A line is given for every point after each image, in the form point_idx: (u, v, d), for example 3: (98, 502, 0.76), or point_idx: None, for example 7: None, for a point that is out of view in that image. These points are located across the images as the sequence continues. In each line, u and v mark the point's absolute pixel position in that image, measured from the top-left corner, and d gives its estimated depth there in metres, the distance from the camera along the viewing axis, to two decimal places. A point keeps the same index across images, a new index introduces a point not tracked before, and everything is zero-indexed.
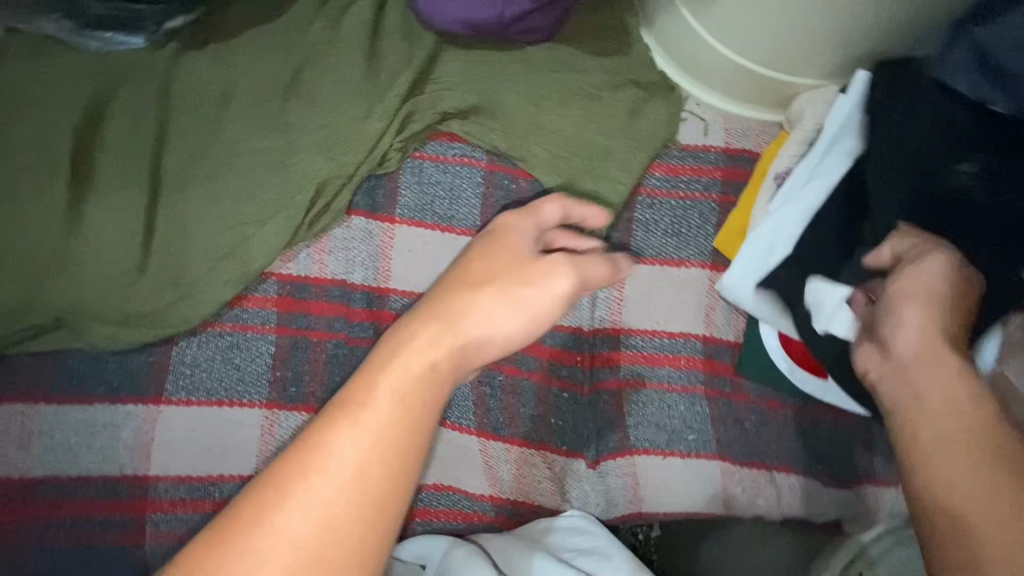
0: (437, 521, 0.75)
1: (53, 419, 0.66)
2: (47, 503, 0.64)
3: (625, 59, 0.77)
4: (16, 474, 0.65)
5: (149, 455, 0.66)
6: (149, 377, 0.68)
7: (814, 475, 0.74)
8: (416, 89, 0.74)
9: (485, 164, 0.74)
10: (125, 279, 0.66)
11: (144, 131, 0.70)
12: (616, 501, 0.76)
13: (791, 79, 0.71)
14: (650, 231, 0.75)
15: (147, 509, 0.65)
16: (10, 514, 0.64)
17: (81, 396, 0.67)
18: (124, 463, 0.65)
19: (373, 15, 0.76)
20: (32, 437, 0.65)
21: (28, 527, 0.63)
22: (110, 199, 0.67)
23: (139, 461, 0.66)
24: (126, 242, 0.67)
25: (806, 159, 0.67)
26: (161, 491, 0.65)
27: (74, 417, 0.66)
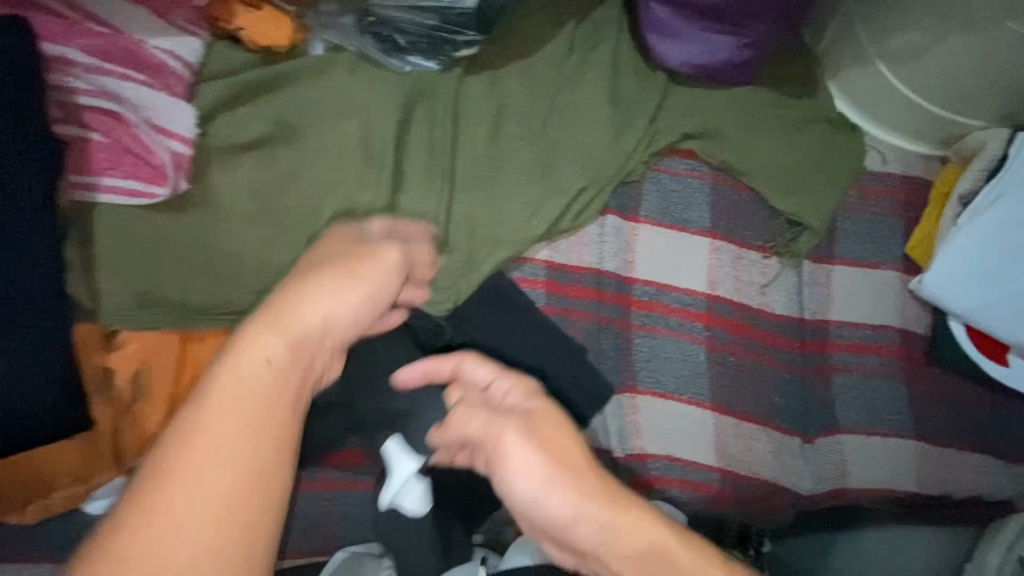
0: (671, 490, 0.81)
1: None
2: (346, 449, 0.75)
3: (814, 102, 0.92)
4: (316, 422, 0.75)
5: None
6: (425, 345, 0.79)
7: (1000, 454, 0.85)
8: (654, 116, 0.88)
9: (711, 177, 0.89)
10: None
11: (440, 137, 0.82)
12: (827, 476, 0.84)
13: (962, 121, 0.88)
14: (851, 239, 0.88)
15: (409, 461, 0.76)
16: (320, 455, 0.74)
17: None
18: None
19: (613, 56, 0.91)
20: None
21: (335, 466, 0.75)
22: (416, 190, 0.79)
23: None
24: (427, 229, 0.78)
25: (988, 183, 0.83)
26: None
27: None
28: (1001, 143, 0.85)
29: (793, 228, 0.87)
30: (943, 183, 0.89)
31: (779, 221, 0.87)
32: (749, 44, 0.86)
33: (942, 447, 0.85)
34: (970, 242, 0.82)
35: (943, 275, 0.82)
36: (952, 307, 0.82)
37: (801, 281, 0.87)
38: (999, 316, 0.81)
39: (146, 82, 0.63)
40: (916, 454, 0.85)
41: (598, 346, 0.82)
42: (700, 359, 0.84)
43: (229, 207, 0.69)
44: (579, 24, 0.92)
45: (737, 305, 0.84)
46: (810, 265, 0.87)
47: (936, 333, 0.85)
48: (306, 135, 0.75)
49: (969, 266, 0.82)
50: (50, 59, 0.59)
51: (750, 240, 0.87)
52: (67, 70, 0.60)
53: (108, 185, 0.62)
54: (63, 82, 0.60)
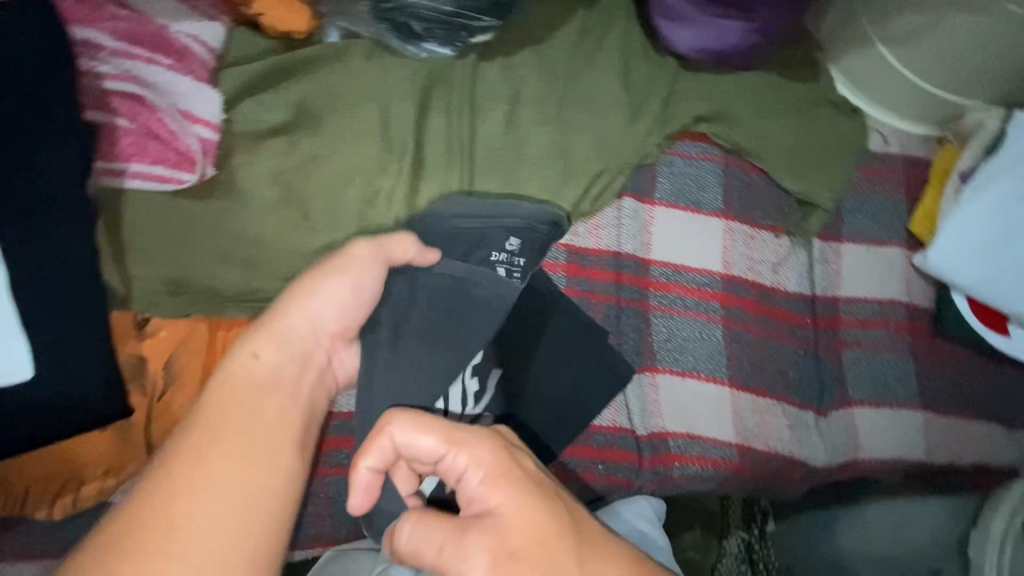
0: (692, 467, 0.83)
1: None
2: None
3: (817, 85, 0.95)
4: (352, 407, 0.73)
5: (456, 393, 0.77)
6: None
7: (1002, 420, 0.88)
8: (666, 101, 0.90)
9: (723, 160, 0.91)
10: (454, 241, 0.77)
11: (459, 123, 0.83)
12: (843, 448, 0.86)
13: (960, 102, 0.91)
14: (858, 217, 0.91)
15: None
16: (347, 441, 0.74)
17: None
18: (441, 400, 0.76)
19: (625, 42, 0.93)
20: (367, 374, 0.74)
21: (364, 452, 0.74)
22: (437, 175, 0.79)
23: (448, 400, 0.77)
24: (450, 213, 0.78)
25: (987, 160, 0.86)
26: None
27: None
28: (998, 122, 0.88)
29: (803, 208, 0.90)
30: (942, 162, 0.93)
31: (789, 202, 0.90)
32: (759, 30, 0.87)
33: (948, 417, 0.88)
34: (972, 216, 0.85)
35: (944, 249, 0.85)
36: (955, 280, 0.85)
37: (812, 260, 0.89)
38: (1000, 288, 0.84)
39: (173, 66, 0.62)
40: (924, 424, 0.88)
41: (618, 326, 0.83)
42: (718, 337, 0.86)
43: (253, 194, 0.69)
44: (590, 11, 0.93)
45: (751, 283, 0.86)
46: (820, 244, 0.89)
47: (941, 306, 0.89)
48: (328, 121, 0.75)
49: (971, 239, 0.85)
50: (77, 43, 0.59)
51: (762, 220, 0.89)
52: (95, 55, 0.59)
53: (136, 171, 0.62)
54: (88, 66, 0.59)
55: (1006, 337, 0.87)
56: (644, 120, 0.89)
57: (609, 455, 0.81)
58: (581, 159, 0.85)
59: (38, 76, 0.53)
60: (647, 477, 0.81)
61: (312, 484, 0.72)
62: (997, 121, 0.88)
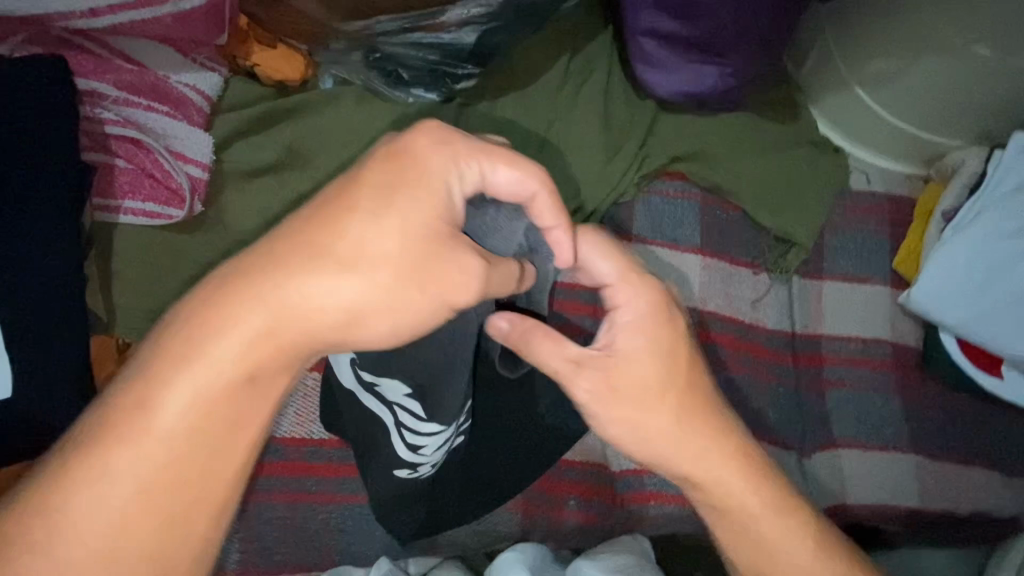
0: (668, 506, 0.81)
1: None
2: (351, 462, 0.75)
3: (796, 126, 0.97)
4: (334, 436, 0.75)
5: None
6: None
7: (999, 465, 0.84)
8: (644, 141, 0.93)
9: (700, 198, 0.93)
10: None
11: None
12: (829, 494, 0.83)
13: (939, 142, 0.92)
14: (838, 254, 0.91)
15: None
16: (318, 467, 0.74)
17: None
18: None
19: (605, 86, 0.97)
20: None
21: (335, 478, 0.74)
22: None
23: None
24: None
25: (969, 199, 0.86)
26: None
27: None
28: (979, 162, 0.88)
29: (782, 244, 0.91)
30: (925, 200, 0.93)
31: (768, 239, 0.91)
32: (733, 74, 0.90)
33: (941, 462, 0.85)
34: (957, 256, 0.84)
35: (929, 286, 0.84)
36: (940, 319, 0.84)
37: (791, 296, 0.89)
38: (986, 327, 0.82)
39: (169, 113, 0.68)
40: (915, 470, 0.85)
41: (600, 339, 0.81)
42: None
43: (238, 229, 0.73)
44: (572, 57, 0.98)
45: (730, 319, 0.86)
46: (799, 281, 0.89)
47: (928, 347, 0.87)
48: (312, 160, 0.80)
49: (956, 279, 0.83)
50: (83, 93, 0.65)
51: (740, 257, 0.90)
52: (97, 103, 0.66)
53: (128, 208, 0.67)
54: (92, 114, 0.65)
55: (999, 378, 0.84)
56: (621, 159, 0.92)
57: (582, 491, 0.80)
58: (558, 200, 0.88)
59: (39, 122, 0.59)
60: (620, 516, 0.80)
61: (281, 508, 0.73)
62: (978, 161, 0.88)
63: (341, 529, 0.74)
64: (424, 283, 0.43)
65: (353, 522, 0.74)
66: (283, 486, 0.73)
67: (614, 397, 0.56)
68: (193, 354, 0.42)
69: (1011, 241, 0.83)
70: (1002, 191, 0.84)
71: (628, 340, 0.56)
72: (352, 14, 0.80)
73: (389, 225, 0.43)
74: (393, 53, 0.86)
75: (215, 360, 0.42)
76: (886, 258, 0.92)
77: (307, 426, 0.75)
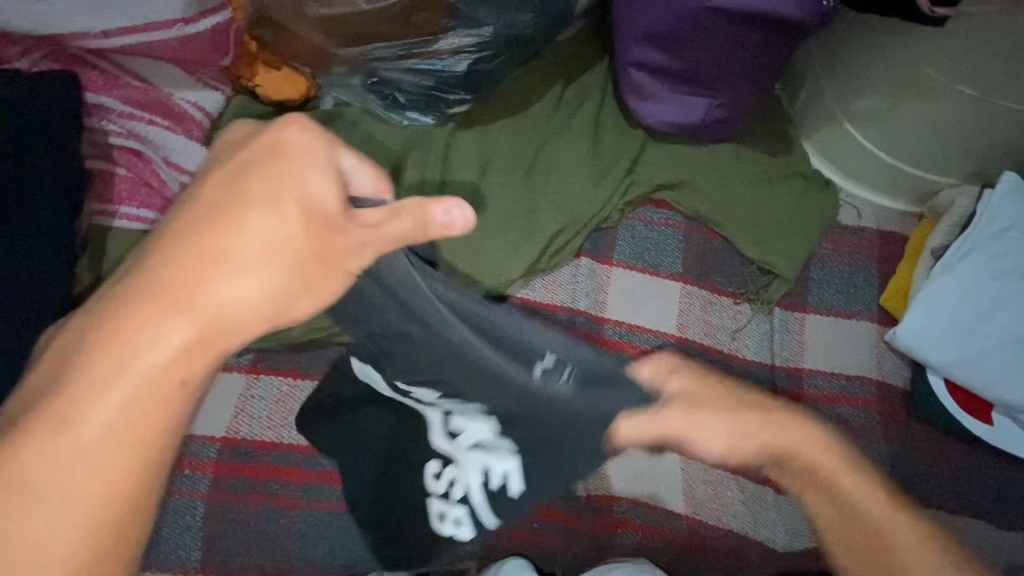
0: (635, 536, 0.80)
1: None
2: (319, 469, 0.77)
3: (787, 158, 0.97)
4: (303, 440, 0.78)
5: None
6: None
7: (987, 514, 0.81)
8: (631, 168, 0.95)
9: (684, 226, 0.94)
10: None
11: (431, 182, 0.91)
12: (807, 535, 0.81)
13: (931, 179, 0.91)
14: (824, 288, 0.90)
15: None
16: (285, 471, 0.77)
17: None
18: None
19: (596, 114, 0.99)
20: None
21: (300, 483, 0.76)
22: None
23: None
24: None
25: (959, 237, 0.84)
26: None
27: None
28: (970, 200, 0.87)
29: (764, 276, 0.91)
30: (916, 236, 0.91)
31: (751, 269, 0.91)
32: (721, 105, 0.91)
33: (928, 508, 0.82)
34: (947, 294, 0.82)
35: (917, 325, 0.82)
36: (928, 359, 0.82)
37: (774, 328, 0.88)
38: (973, 370, 0.80)
39: (169, 127, 0.74)
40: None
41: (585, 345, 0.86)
42: None
43: None
44: (566, 86, 1.00)
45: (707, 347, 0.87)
46: (781, 313, 0.89)
47: (915, 387, 0.84)
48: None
49: (947, 318, 0.81)
50: (92, 107, 0.72)
51: (722, 286, 0.90)
52: (103, 116, 0.72)
53: (124, 213, 0.72)
54: (98, 125, 0.72)
55: (987, 424, 0.82)
56: (607, 186, 0.94)
57: (548, 514, 0.80)
58: (542, 223, 0.90)
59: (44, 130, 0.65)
60: (586, 542, 0.79)
61: (247, 510, 0.75)
62: (970, 199, 0.87)
63: (302, 535, 0.75)
64: (330, 272, 0.44)
65: (312, 528, 0.75)
66: (248, 488, 0.76)
67: (692, 416, 0.56)
68: (106, 367, 0.40)
69: (1000, 283, 0.81)
70: (994, 229, 0.83)
71: (672, 381, 0.55)
72: (350, 40, 0.84)
73: (281, 214, 0.42)
74: (388, 77, 0.90)
75: (129, 369, 0.40)
76: (875, 295, 0.90)
77: (279, 431, 0.78)
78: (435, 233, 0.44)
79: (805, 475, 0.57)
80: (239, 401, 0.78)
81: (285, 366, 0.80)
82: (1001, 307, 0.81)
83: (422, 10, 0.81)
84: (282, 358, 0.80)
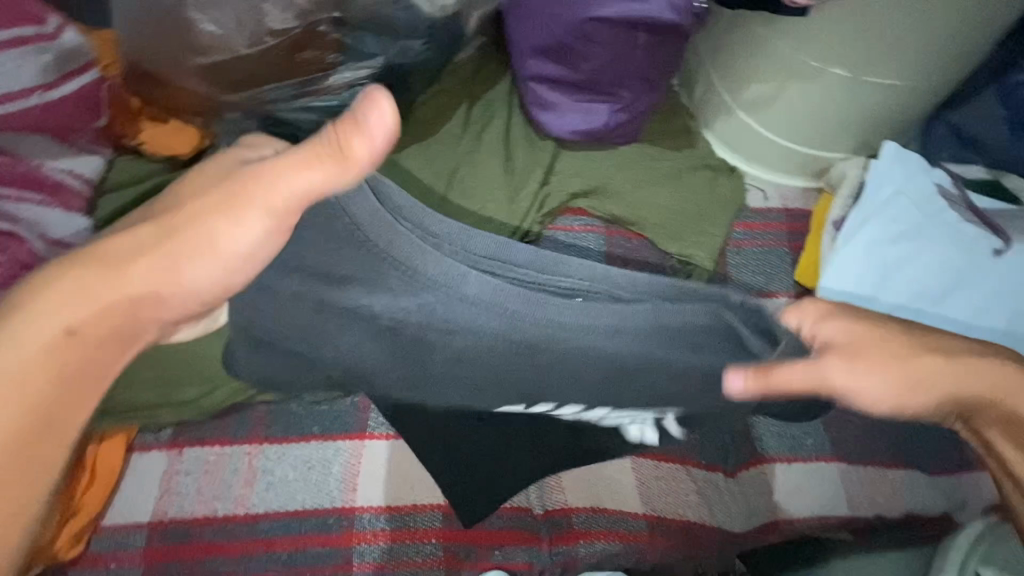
0: (598, 544, 0.80)
1: (274, 458, 0.75)
2: (261, 536, 0.72)
3: (692, 152, 1.01)
4: (239, 509, 0.73)
5: (357, 487, 0.76)
6: (354, 416, 0.79)
7: (919, 463, 0.86)
8: (546, 180, 0.97)
9: (604, 230, 0.97)
10: None
11: None
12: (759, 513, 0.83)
13: (824, 156, 0.96)
14: (741, 272, 0.95)
15: (353, 539, 0.74)
16: (222, 547, 0.71)
17: (264, 442, 0.76)
18: (336, 493, 0.76)
19: (506, 130, 1.00)
20: (256, 474, 0.74)
21: (240, 556, 0.71)
22: None
23: (347, 493, 0.76)
24: None
25: (854, 208, 0.90)
26: (366, 522, 0.75)
27: (275, 461, 0.75)
28: (859, 170, 0.92)
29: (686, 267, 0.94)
30: (819, 210, 0.96)
31: (673, 263, 0.94)
32: (622, 109, 0.93)
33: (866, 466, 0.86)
34: (851, 263, 0.87)
35: (830, 296, 0.86)
36: None
37: None
38: None
39: (44, 200, 0.74)
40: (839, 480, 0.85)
41: None
42: None
43: None
44: (472, 105, 1.01)
45: None
46: None
47: None
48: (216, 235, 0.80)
49: (855, 285, 0.86)
50: None
51: None
52: None
53: None
54: None
55: None
56: (526, 201, 0.95)
57: (511, 539, 0.79)
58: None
59: None
60: (551, 560, 0.79)
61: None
62: (860, 170, 0.92)
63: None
64: (246, 197, 0.51)
65: None
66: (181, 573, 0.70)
67: (850, 366, 0.63)
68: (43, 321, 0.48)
69: (897, 246, 0.87)
70: (883, 196, 0.89)
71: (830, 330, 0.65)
72: (237, 85, 0.81)
73: (209, 196, 0.52)
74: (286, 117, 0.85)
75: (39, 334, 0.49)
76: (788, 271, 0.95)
77: (212, 503, 0.73)
78: (356, 151, 0.48)
79: (997, 419, 0.64)
80: (163, 480, 0.74)
81: (212, 432, 0.76)
82: (900, 268, 0.86)
83: (306, 48, 0.79)
84: (208, 425, 0.76)
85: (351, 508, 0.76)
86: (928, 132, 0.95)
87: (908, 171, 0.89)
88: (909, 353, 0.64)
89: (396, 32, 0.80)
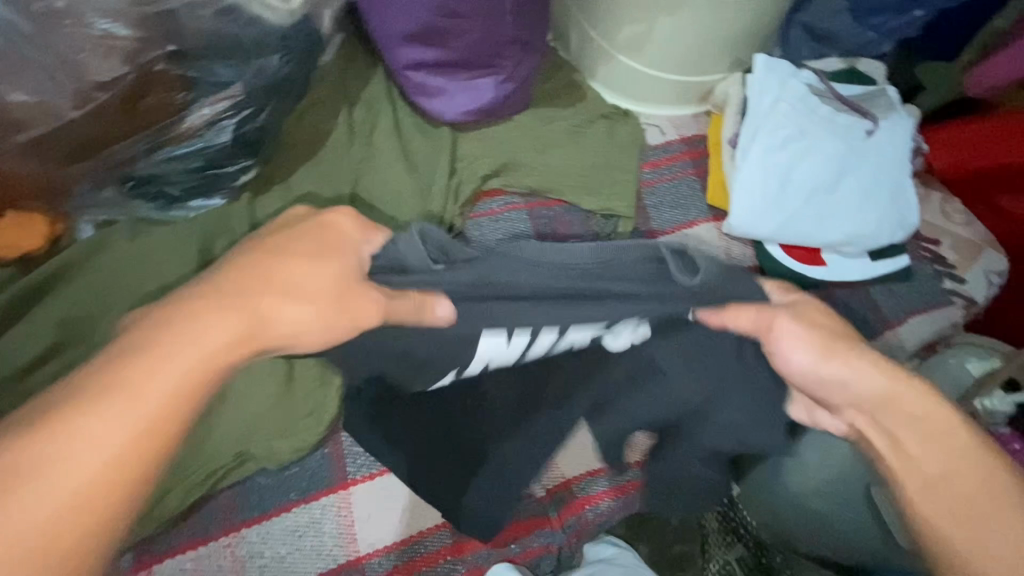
0: (602, 505, 0.83)
1: (258, 540, 0.70)
2: None
3: (586, 105, 1.01)
4: None
5: (356, 536, 0.73)
6: (330, 468, 0.75)
7: None
8: (452, 168, 0.93)
9: (524, 204, 0.95)
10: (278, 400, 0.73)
11: None
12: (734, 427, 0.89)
13: (704, 80, 1.00)
14: (661, 209, 0.98)
15: None
16: None
17: (241, 527, 0.71)
18: (336, 551, 0.72)
19: (395, 126, 0.94)
20: (245, 562, 0.69)
21: None
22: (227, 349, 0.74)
23: (348, 545, 0.73)
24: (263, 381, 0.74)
25: (743, 123, 0.95)
26: (375, 565, 0.73)
27: (260, 542, 0.70)
28: (739, 86, 0.97)
29: (610, 219, 0.95)
30: (713, 133, 1.01)
31: (598, 219, 0.95)
32: (508, 78, 0.90)
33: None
34: (753, 175, 0.92)
35: (742, 210, 0.91)
36: (760, 235, 0.93)
37: None
38: (795, 229, 0.92)
39: None
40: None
41: None
42: None
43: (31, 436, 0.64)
44: (352, 109, 0.94)
45: None
46: None
47: (762, 261, 0.95)
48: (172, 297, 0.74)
49: (762, 194, 0.92)
50: None
51: None
52: None
53: None
54: None
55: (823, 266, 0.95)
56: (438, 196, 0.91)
57: (523, 530, 0.79)
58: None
59: None
60: (565, 534, 0.81)
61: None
62: (739, 86, 0.97)
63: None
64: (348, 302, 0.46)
65: None
66: None
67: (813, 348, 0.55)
68: (139, 359, 0.38)
69: (789, 148, 0.92)
70: (765, 105, 0.94)
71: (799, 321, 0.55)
72: (76, 152, 0.71)
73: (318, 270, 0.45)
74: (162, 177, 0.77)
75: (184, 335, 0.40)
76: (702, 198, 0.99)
77: None
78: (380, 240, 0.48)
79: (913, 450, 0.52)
80: None
81: (183, 535, 0.69)
82: (796, 167, 0.92)
83: (148, 93, 0.71)
84: (175, 529, 0.69)
85: (357, 558, 0.73)
86: (787, 36, 1.01)
87: (780, 77, 0.94)
88: (936, 404, 0.52)
89: (245, 50, 0.72)
